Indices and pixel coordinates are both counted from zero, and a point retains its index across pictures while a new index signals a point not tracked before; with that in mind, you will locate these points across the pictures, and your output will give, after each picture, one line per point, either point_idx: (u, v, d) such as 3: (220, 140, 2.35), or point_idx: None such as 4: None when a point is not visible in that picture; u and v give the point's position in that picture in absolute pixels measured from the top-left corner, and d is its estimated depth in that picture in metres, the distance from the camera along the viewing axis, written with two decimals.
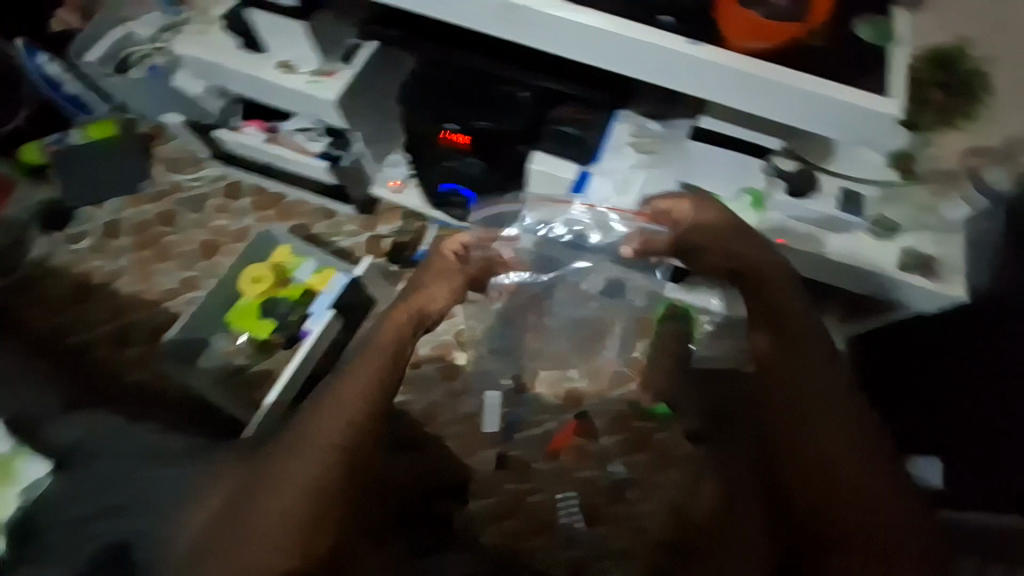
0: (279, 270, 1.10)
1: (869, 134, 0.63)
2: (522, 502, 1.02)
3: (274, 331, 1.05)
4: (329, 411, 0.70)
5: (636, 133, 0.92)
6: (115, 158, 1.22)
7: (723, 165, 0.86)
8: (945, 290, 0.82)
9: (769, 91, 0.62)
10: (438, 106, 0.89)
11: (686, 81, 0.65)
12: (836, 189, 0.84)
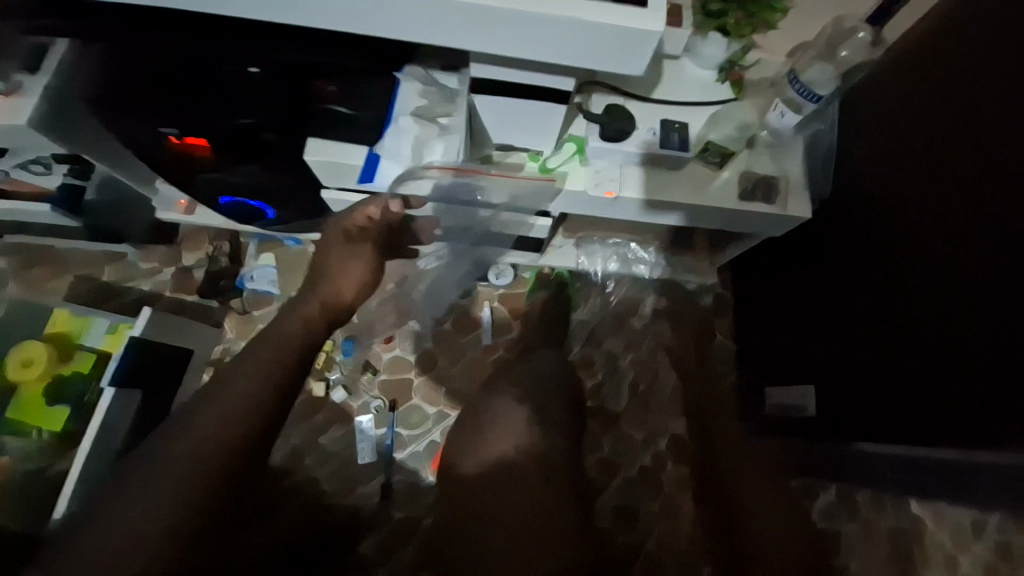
0: (57, 344, 0.88)
1: (629, 60, 0.53)
2: (418, 526, 0.92)
3: (69, 420, 0.86)
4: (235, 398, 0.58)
5: (427, 91, 0.71)
6: None
7: (519, 118, 0.68)
8: (792, 211, 0.74)
9: (502, 25, 0.50)
10: (158, 105, 0.66)
11: (405, 27, 0.51)
12: (657, 122, 0.73)
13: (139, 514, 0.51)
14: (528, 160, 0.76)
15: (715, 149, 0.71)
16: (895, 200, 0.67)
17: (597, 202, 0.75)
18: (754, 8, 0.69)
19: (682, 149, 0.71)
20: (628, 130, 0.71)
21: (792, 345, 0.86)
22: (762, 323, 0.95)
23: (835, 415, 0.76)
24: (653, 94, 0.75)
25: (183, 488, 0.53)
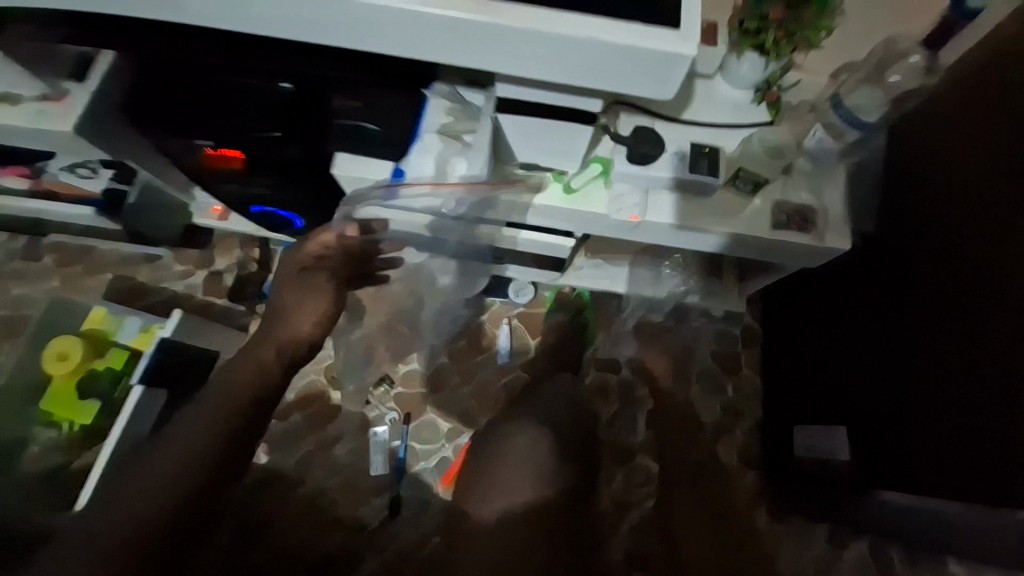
0: (90, 339, 0.91)
1: (660, 84, 0.51)
2: (420, 549, 0.91)
3: (95, 414, 0.89)
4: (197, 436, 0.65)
5: (453, 106, 0.69)
6: None
7: (548, 139, 0.67)
8: (831, 244, 0.69)
9: (532, 47, 0.48)
10: (191, 116, 0.67)
11: (430, 50, 0.50)
12: (686, 146, 0.70)
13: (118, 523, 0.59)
14: (552, 180, 0.74)
15: (746, 176, 0.68)
16: (972, 237, 0.61)
17: (619, 226, 0.72)
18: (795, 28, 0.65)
19: (712, 176, 0.68)
20: (652, 155, 0.69)
21: (828, 385, 0.80)
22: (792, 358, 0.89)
23: (874, 463, 0.70)
24: (684, 115, 0.72)
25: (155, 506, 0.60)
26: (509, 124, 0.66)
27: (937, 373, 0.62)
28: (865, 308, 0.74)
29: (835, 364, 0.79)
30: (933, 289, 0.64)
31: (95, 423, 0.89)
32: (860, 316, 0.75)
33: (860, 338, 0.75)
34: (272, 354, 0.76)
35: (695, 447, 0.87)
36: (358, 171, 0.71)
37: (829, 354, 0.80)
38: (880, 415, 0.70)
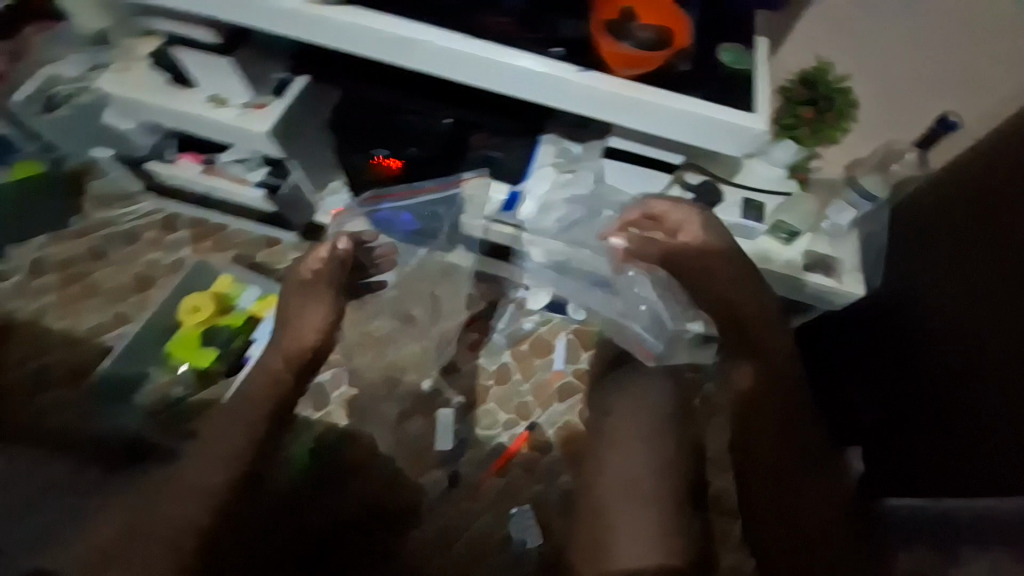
0: (220, 298, 1.09)
1: (739, 148, 0.65)
2: (470, 523, 1.02)
3: (214, 362, 1.03)
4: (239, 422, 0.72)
5: (558, 155, 0.93)
6: (22, 199, 1.15)
7: (636, 181, 0.87)
8: (847, 287, 0.89)
9: (648, 111, 0.63)
10: (367, 134, 0.90)
11: (567, 102, 0.65)
12: (740, 198, 0.89)
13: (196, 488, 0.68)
14: None
15: (782, 227, 0.89)
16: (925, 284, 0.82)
17: None
18: (821, 127, 0.86)
19: (758, 222, 0.88)
20: (716, 202, 0.88)
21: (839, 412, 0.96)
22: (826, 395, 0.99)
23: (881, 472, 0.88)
24: (734, 180, 0.91)
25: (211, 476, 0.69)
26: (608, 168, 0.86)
27: (934, 399, 0.79)
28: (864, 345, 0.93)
29: (848, 393, 0.97)
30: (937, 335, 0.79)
31: (210, 369, 1.03)
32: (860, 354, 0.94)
33: (863, 371, 0.93)
34: (284, 367, 0.80)
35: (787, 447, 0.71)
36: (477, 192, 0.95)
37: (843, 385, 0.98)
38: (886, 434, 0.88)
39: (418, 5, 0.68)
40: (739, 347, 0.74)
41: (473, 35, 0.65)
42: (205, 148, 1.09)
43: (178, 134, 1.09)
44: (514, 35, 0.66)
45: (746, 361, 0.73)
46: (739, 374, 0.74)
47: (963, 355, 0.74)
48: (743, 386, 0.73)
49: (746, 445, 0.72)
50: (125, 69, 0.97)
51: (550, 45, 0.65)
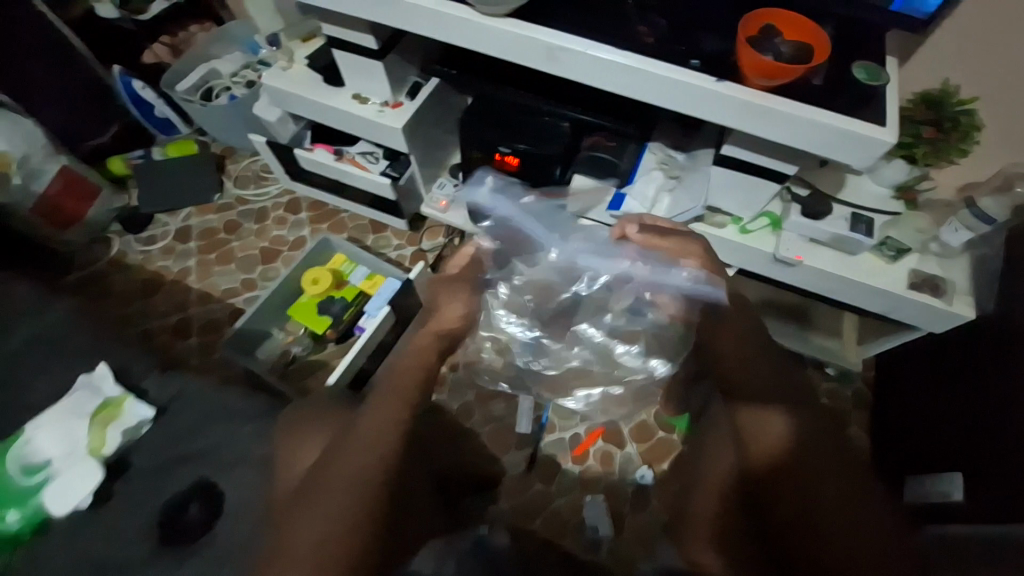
0: (335, 273, 1.20)
1: (865, 159, 0.69)
2: (546, 504, 1.07)
3: (328, 328, 1.16)
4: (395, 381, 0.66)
5: (663, 160, 0.99)
6: (184, 171, 1.41)
7: (744, 191, 0.90)
8: (957, 310, 0.88)
9: (779, 118, 0.68)
10: (491, 132, 0.99)
11: (701, 108, 0.72)
12: (848, 213, 0.91)
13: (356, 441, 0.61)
14: (729, 222, 0.97)
15: (892, 244, 0.90)
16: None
17: (783, 262, 0.94)
18: (942, 146, 0.85)
19: (867, 237, 0.89)
20: (824, 213, 0.91)
21: (930, 433, 0.95)
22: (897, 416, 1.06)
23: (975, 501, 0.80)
24: (839, 196, 0.93)
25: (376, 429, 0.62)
26: (717, 176, 0.90)
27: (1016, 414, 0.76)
28: (952, 366, 0.93)
29: (940, 417, 0.93)
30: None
31: (326, 333, 1.16)
32: (950, 372, 0.93)
33: (950, 389, 0.92)
34: (432, 341, 0.71)
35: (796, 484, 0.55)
36: (582, 191, 1.01)
37: (937, 409, 0.95)
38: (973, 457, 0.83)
39: (569, 17, 0.76)
40: (750, 402, 0.62)
41: (620, 46, 0.73)
42: (337, 140, 1.24)
43: (315, 126, 1.24)
44: (657, 48, 0.73)
45: (778, 411, 0.60)
46: (756, 428, 0.60)
47: (1001, 376, 0.81)
48: (755, 453, 0.60)
49: (768, 486, 0.57)
50: (286, 67, 1.12)
51: (689, 57, 0.72)
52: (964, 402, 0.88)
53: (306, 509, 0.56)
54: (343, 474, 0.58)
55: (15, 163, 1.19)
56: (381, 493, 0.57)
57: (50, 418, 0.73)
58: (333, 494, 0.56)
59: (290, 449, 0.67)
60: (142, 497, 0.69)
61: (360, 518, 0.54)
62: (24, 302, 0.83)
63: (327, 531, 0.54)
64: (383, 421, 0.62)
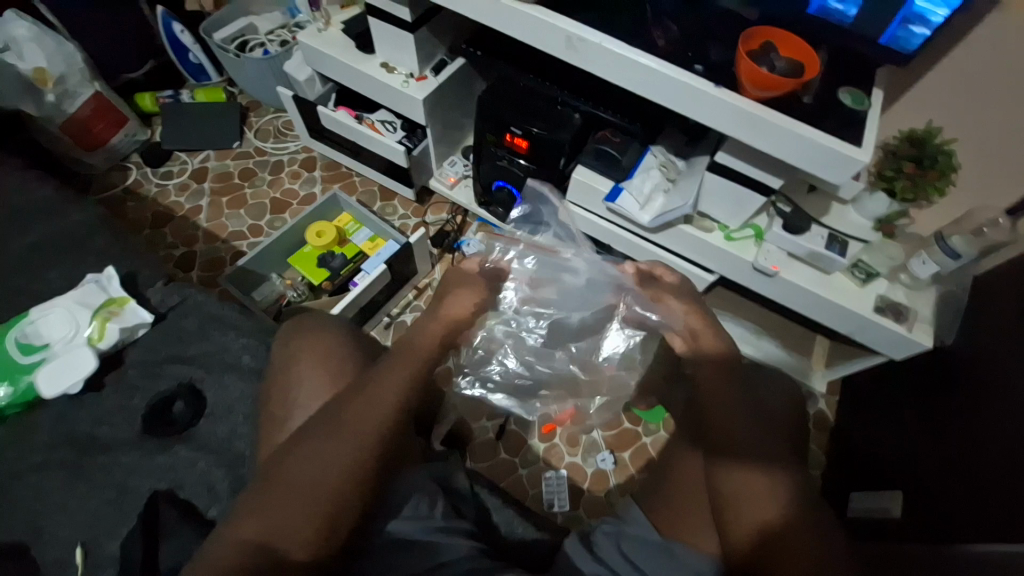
0: (340, 230, 1.26)
1: (841, 177, 0.74)
2: (509, 473, 1.12)
3: (326, 279, 1.21)
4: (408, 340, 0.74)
5: (664, 163, 1.04)
6: (213, 116, 1.48)
7: (732, 199, 0.95)
8: (917, 337, 0.94)
9: (767, 128, 0.74)
10: (505, 114, 1.04)
11: (699, 110, 0.77)
12: (826, 231, 0.96)
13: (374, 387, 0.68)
14: (717, 228, 1.03)
15: (863, 266, 0.97)
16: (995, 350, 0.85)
17: (761, 271, 1.00)
18: (920, 182, 0.91)
19: (841, 255, 0.94)
20: (803, 229, 0.95)
21: (885, 455, 1.02)
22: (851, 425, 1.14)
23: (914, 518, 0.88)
24: (821, 219, 1.00)
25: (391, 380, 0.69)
26: (709, 180, 0.96)
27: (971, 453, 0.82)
28: (919, 397, 0.99)
29: (899, 442, 1.00)
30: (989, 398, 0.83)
31: (322, 284, 1.20)
32: (916, 404, 0.99)
33: (914, 420, 0.98)
34: (442, 328, 0.76)
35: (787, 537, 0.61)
36: (585, 180, 1.04)
37: (896, 435, 1.01)
38: (923, 485, 0.90)
39: (592, 12, 0.82)
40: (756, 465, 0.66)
41: (634, 43, 0.79)
42: (360, 105, 1.29)
43: (341, 89, 1.30)
44: (668, 50, 0.79)
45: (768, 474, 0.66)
46: (756, 494, 0.64)
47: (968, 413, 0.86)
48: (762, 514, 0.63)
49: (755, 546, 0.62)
50: (323, 29, 1.17)
51: (694, 63, 0.77)
52: (924, 434, 0.94)
53: (313, 451, 0.63)
54: (353, 431, 0.64)
55: (54, 81, 1.24)
56: (376, 459, 0.64)
57: (58, 304, 0.76)
58: (336, 445, 0.63)
59: (290, 384, 0.71)
60: (131, 393, 0.73)
61: (354, 474, 0.62)
62: (45, 202, 0.87)
63: (330, 464, 0.62)
64: (389, 394, 0.68)
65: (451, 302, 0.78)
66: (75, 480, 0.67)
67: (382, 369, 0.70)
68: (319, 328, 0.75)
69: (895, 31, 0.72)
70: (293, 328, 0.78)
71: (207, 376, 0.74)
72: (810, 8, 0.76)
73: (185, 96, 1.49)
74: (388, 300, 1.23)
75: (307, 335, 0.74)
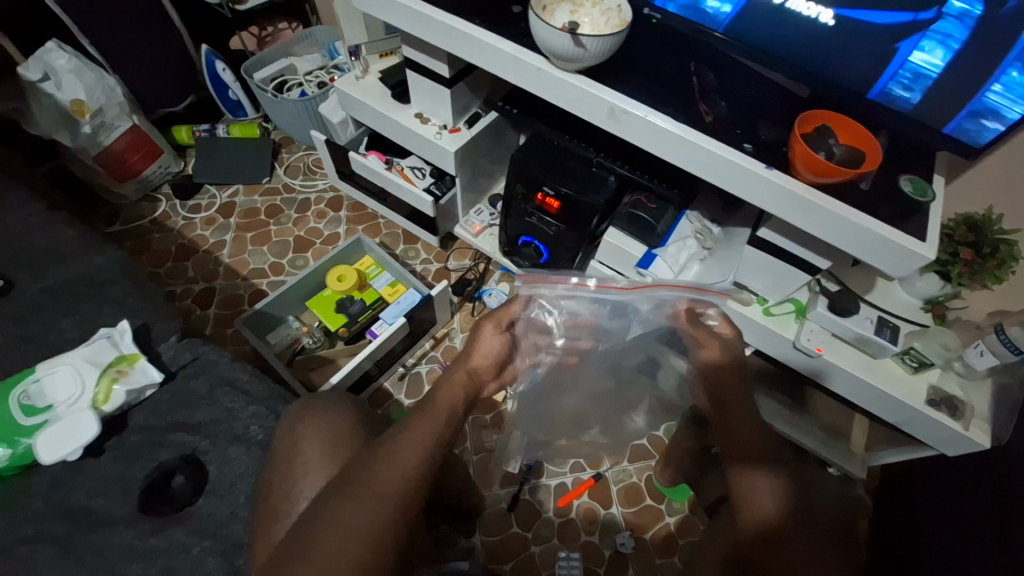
0: (361, 274, 1.23)
1: (902, 270, 0.70)
2: (523, 548, 1.04)
3: (342, 325, 1.18)
4: (454, 386, 0.69)
5: (699, 230, 0.99)
6: (246, 152, 1.49)
7: (773, 274, 0.91)
8: (973, 435, 0.84)
9: (824, 216, 0.70)
10: (539, 174, 1.02)
11: (751, 192, 0.74)
12: (875, 315, 0.90)
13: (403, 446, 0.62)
14: (755, 301, 0.98)
15: (915, 355, 0.89)
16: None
17: (804, 351, 0.94)
18: (978, 269, 0.82)
19: (892, 343, 0.88)
20: (850, 311, 0.89)
21: (922, 550, 0.89)
22: (894, 495, 1.05)
23: None
24: (867, 298, 0.93)
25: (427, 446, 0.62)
26: (749, 255, 0.91)
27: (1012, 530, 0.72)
28: (954, 481, 0.90)
29: (935, 532, 0.88)
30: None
31: (338, 330, 1.18)
32: (954, 487, 0.89)
33: (950, 506, 0.88)
34: (464, 378, 0.70)
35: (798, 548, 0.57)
36: (615, 243, 0.99)
37: (935, 524, 0.89)
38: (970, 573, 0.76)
39: (635, 84, 0.80)
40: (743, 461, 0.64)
41: (680, 119, 0.76)
42: (390, 151, 1.29)
43: (373, 134, 1.31)
44: (716, 127, 0.76)
45: (754, 468, 0.63)
46: (753, 493, 0.61)
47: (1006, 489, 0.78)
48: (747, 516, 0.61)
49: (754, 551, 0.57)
50: (361, 76, 1.18)
51: (743, 142, 0.75)
52: (963, 521, 0.82)
53: (328, 523, 0.55)
54: (369, 493, 0.57)
55: (91, 113, 1.27)
56: (400, 524, 0.56)
57: (67, 361, 0.75)
58: (354, 515, 0.56)
59: (287, 456, 0.68)
60: (135, 459, 0.71)
61: (371, 556, 0.54)
62: (72, 246, 0.87)
63: (349, 531, 0.55)
64: (413, 455, 0.61)
65: (462, 359, 0.72)
66: (65, 557, 0.64)
67: (405, 431, 0.63)
68: (327, 410, 0.72)
69: (964, 122, 0.69)
70: (304, 401, 0.74)
71: (213, 447, 0.72)
72: (870, 93, 0.73)
73: (221, 130, 1.51)
74: (405, 350, 1.19)
75: (312, 414, 0.71)
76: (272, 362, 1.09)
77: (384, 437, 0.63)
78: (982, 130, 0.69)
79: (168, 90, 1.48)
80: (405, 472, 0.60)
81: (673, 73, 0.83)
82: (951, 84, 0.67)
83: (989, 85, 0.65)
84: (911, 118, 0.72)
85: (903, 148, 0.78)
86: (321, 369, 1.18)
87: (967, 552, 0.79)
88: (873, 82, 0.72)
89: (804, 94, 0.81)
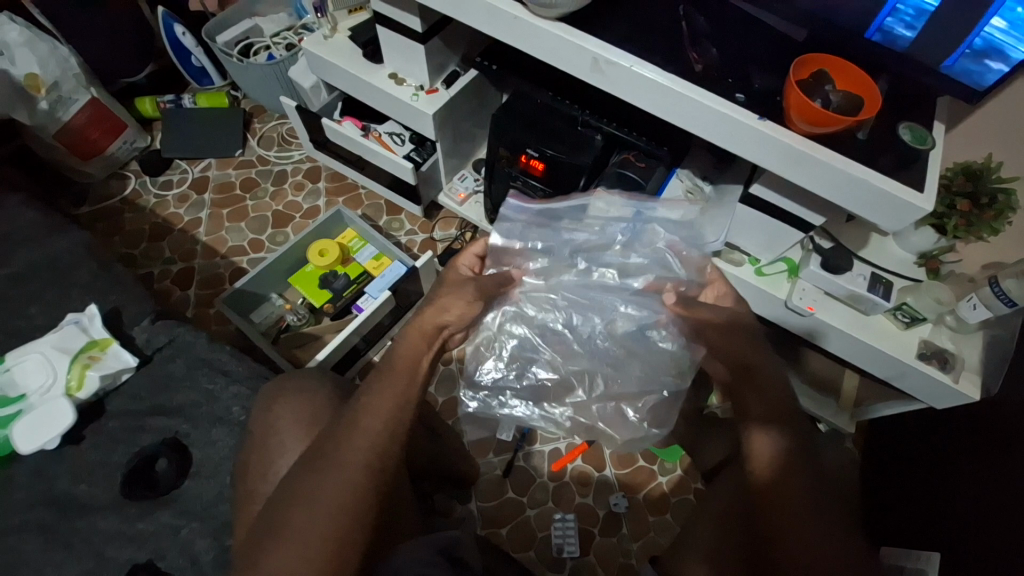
0: (344, 248, 1.19)
1: (899, 223, 0.68)
2: (518, 512, 1.06)
3: (328, 301, 1.15)
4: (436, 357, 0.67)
5: (690, 188, 0.95)
6: (216, 122, 1.42)
7: (766, 232, 0.88)
8: (962, 388, 0.85)
9: (819, 168, 0.66)
10: (520, 137, 0.98)
11: (741, 145, 0.70)
12: (868, 271, 0.88)
13: (367, 415, 0.60)
14: (747, 262, 0.96)
15: (908, 311, 0.88)
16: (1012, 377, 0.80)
17: (795, 310, 0.92)
18: (974, 221, 0.80)
19: (884, 299, 0.86)
20: (843, 268, 0.88)
21: (905, 495, 0.93)
22: (881, 446, 1.07)
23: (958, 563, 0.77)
24: (860, 254, 0.92)
25: (391, 414, 0.61)
26: (742, 213, 0.87)
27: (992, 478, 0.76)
28: (939, 433, 0.91)
29: (920, 479, 0.91)
30: (1007, 418, 0.78)
31: (323, 306, 1.15)
32: (937, 437, 0.91)
33: (934, 454, 0.90)
34: (422, 340, 0.67)
35: (798, 495, 0.59)
36: None
37: (917, 472, 0.92)
38: (961, 519, 0.79)
39: (620, 32, 0.75)
40: (760, 421, 0.65)
41: (667, 68, 0.72)
42: (366, 116, 1.22)
43: (348, 98, 1.23)
44: (706, 77, 0.72)
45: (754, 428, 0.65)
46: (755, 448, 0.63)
47: (989, 436, 0.80)
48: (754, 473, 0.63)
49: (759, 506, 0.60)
50: (329, 35, 1.10)
51: (735, 92, 0.70)
52: (946, 469, 0.86)
53: (300, 499, 0.55)
54: (337, 465, 0.57)
55: (46, 87, 1.19)
56: (373, 487, 0.57)
57: (37, 348, 0.73)
58: (323, 487, 0.56)
59: (272, 435, 0.68)
60: (116, 445, 0.69)
61: (347, 524, 0.54)
62: (32, 227, 0.83)
63: (320, 501, 0.55)
64: (375, 421, 0.60)
65: (430, 312, 0.69)
66: (52, 544, 0.63)
67: (369, 401, 0.61)
68: (305, 389, 0.71)
69: (966, 63, 0.65)
70: (281, 381, 0.72)
71: (196, 430, 0.70)
72: (867, 32, 0.68)
73: (187, 100, 1.42)
74: (392, 324, 1.17)
75: (291, 393, 0.70)
76: (258, 341, 1.07)
77: (347, 406, 0.62)
78: (984, 71, 0.65)
79: (126, 58, 1.39)
80: (375, 444, 0.59)
81: (661, 17, 0.78)
82: (956, 23, 0.62)
83: (993, 21, 0.60)
84: (911, 59, 0.68)
85: (902, 94, 0.74)
86: (308, 346, 1.16)
87: (952, 499, 0.82)
88: (870, 19, 0.67)
89: (801, 38, 0.76)
